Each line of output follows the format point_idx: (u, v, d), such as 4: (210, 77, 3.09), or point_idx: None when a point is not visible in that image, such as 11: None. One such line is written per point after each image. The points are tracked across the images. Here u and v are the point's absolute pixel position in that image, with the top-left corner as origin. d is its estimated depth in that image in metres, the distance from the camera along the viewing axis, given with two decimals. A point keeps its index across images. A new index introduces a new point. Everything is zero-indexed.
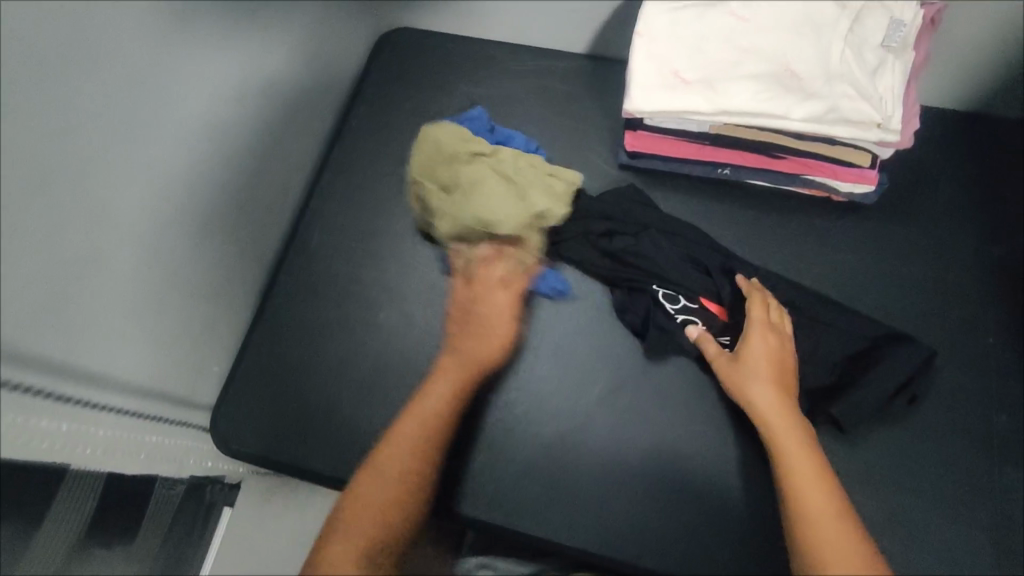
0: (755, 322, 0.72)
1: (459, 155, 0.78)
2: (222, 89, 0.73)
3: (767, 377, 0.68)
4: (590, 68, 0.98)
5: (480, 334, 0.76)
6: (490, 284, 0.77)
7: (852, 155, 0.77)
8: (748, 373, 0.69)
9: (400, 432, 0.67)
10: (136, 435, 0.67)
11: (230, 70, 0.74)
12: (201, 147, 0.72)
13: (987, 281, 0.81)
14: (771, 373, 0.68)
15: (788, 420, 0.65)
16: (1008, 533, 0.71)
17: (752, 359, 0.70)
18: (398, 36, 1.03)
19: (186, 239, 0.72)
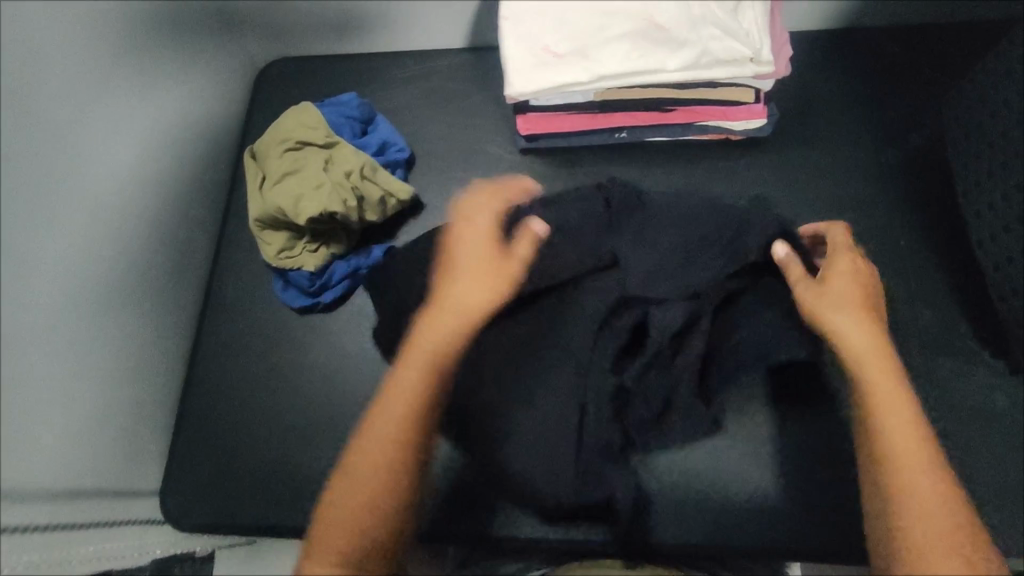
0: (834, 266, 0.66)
1: (293, 145, 0.83)
2: (93, 167, 0.70)
3: (857, 311, 0.61)
4: (473, 61, 0.97)
5: (457, 272, 0.72)
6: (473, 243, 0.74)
7: (737, 93, 0.78)
8: (845, 319, 0.61)
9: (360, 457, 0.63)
10: (74, 540, 0.63)
11: (98, 144, 0.70)
12: (88, 228, 0.68)
13: (889, 185, 0.83)
14: (859, 306, 0.62)
15: (890, 378, 0.58)
16: (954, 423, 0.72)
17: (841, 282, 0.64)
18: (274, 69, 1.00)
19: (87, 326, 0.68)
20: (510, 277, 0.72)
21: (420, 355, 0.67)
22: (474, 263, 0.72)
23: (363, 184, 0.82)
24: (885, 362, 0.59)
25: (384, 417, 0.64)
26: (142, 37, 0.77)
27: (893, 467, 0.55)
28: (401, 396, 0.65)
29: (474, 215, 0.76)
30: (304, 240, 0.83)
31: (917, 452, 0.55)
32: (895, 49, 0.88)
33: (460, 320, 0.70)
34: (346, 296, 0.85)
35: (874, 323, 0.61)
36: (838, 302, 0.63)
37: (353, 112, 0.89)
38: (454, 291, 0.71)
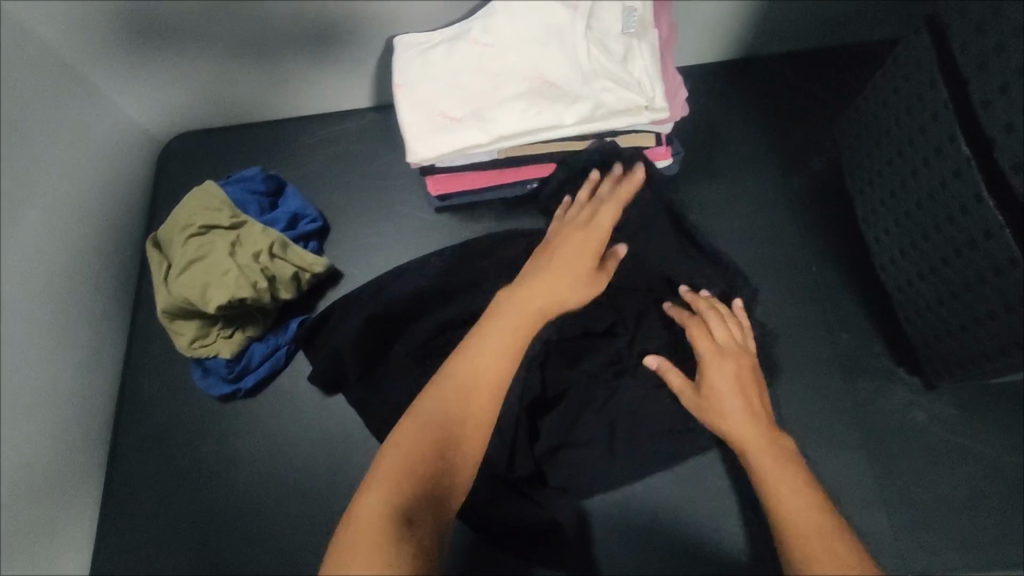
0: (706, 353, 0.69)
1: (196, 229, 0.81)
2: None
3: (739, 403, 0.65)
4: (382, 121, 0.96)
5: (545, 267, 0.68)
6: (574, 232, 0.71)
7: (639, 139, 0.78)
8: (732, 411, 0.65)
9: (433, 391, 0.57)
10: None
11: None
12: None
13: (797, 212, 0.85)
14: (741, 398, 0.65)
15: (779, 462, 0.61)
16: (879, 445, 0.74)
17: (718, 381, 0.67)
18: (178, 144, 0.97)
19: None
20: (596, 282, 0.69)
21: (508, 330, 0.62)
22: (561, 259, 0.69)
23: (274, 264, 0.80)
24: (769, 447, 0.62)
25: (472, 375, 0.58)
26: (25, 133, 0.72)
27: (801, 548, 0.54)
28: (507, 334, 0.62)
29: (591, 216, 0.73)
30: (218, 327, 0.80)
31: (812, 522, 0.55)
32: (790, 79, 0.91)
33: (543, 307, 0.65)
34: (268, 378, 0.83)
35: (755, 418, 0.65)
36: (718, 403, 0.66)
37: (261, 187, 0.87)
38: (544, 280, 0.67)
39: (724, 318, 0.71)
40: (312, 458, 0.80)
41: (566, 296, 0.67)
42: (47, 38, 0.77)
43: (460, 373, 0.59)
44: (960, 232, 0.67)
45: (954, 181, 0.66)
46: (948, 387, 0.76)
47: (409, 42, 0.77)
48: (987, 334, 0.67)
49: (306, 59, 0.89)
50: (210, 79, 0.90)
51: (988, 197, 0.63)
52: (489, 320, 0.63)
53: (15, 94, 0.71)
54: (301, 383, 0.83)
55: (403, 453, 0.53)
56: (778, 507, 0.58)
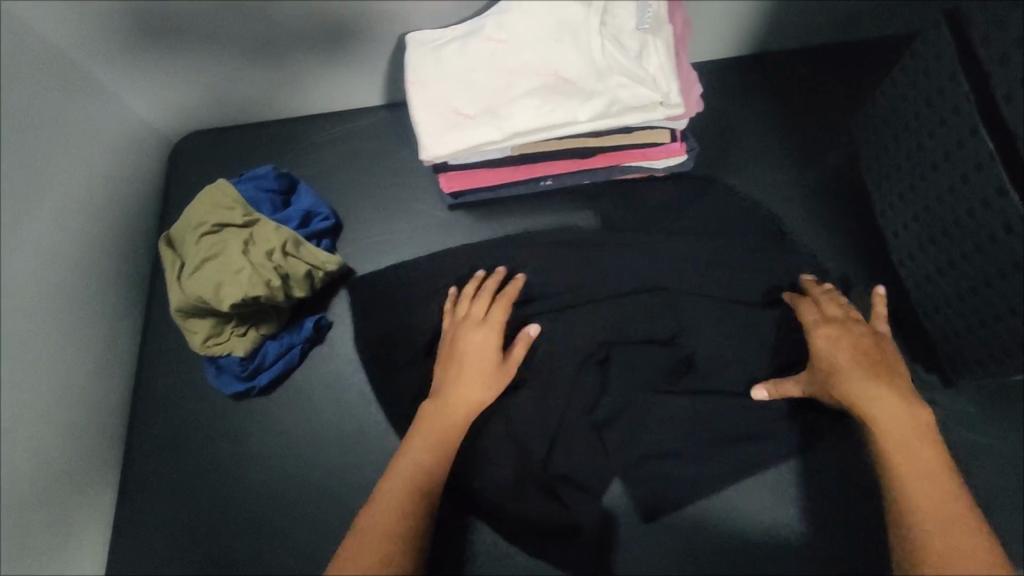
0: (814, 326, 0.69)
1: (209, 228, 0.81)
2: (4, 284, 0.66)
3: (863, 371, 0.62)
4: (394, 119, 0.96)
5: (450, 369, 0.71)
6: (467, 326, 0.73)
7: (653, 136, 0.78)
8: (853, 376, 0.63)
9: (377, 505, 0.60)
10: None
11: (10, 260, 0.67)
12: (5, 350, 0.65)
13: (814, 208, 0.84)
14: (859, 364, 0.63)
15: (908, 429, 0.58)
16: None
17: (831, 352, 0.66)
18: (191, 143, 0.97)
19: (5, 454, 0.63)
20: (503, 371, 0.71)
21: (433, 435, 0.66)
22: (468, 357, 0.71)
23: (287, 263, 0.79)
24: (900, 412, 0.59)
25: (413, 479, 0.62)
26: (35, 133, 0.72)
27: (919, 535, 0.51)
28: (429, 439, 0.65)
29: (473, 316, 0.73)
30: (232, 324, 0.79)
31: (935, 502, 0.52)
32: (805, 74, 0.90)
33: (459, 408, 0.68)
34: (283, 376, 0.83)
35: (877, 380, 0.61)
36: (834, 372, 0.64)
37: (273, 185, 0.87)
38: (456, 381, 0.69)
39: (836, 295, 0.71)
40: (327, 457, 0.80)
41: (478, 393, 0.69)
42: (59, 38, 0.77)
43: (399, 481, 0.62)
44: (979, 228, 0.66)
45: (976, 175, 0.66)
46: (968, 384, 0.75)
47: (421, 39, 0.76)
48: (1008, 331, 0.67)
49: (318, 57, 0.89)
50: (221, 78, 0.90)
51: (1011, 188, 0.62)
52: (418, 429, 0.67)
53: (28, 94, 0.71)
54: (316, 382, 0.83)
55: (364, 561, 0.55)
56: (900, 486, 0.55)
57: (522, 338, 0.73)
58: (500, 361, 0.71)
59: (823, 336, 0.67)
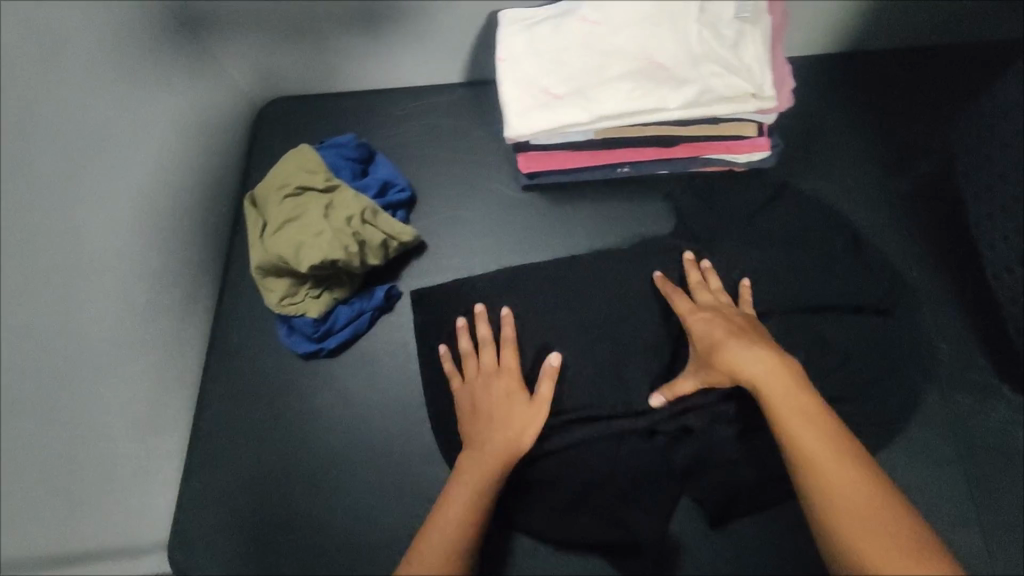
0: (687, 310, 0.73)
1: (293, 191, 0.83)
2: (95, 223, 0.70)
3: (739, 341, 0.66)
4: (473, 98, 0.96)
5: (479, 418, 0.73)
6: (484, 377, 0.75)
7: (739, 128, 0.77)
8: (735, 348, 0.66)
9: (416, 568, 0.61)
10: None
11: (101, 201, 0.70)
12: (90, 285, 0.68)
13: (900, 215, 0.82)
14: (732, 338, 0.67)
15: (793, 391, 0.62)
16: (974, 464, 0.71)
17: (707, 330, 0.69)
18: (275, 108, 1.00)
19: (80, 388, 0.67)
20: (533, 412, 0.73)
21: (468, 493, 0.67)
22: (494, 408, 0.73)
23: (365, 230, 0.81)
24: (776, 371, 0.63)
25: (450, 543, 0.64)
26: (138, 83, 0.76)
27: (817, 486, 0.56)
28: (463, 494, 0.67)
29: (487, 367, 0.76)
30: (307, 286, 0.82)
31: (828, 452, 0.57)
32: (899, 76, 0.87)
33: (492, 454, 0.70)
34: (349, 342, 0.85)
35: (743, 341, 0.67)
36: (712, 347, 0.68)
37: (354, 154, 0.89)
38: (483, 433, 0.72)
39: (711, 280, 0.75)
40: (388, 424, 0.81)
41: (510, 442, 0.71)
42: None
43: (431, 543, 0.63)
44: None
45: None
46: None
47: (513, 17, 0.76)
48: None
49: (406, 30, 0.90)
50: (311, 45, 0.92)
51: None
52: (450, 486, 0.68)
53: (134, 46, 0.75)
54: (381, 349, 0.84)
55: None
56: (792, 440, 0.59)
57: (546, 374, 0.74)
58: (523, 404, 0.73)
59: (699, 316, 0.71)
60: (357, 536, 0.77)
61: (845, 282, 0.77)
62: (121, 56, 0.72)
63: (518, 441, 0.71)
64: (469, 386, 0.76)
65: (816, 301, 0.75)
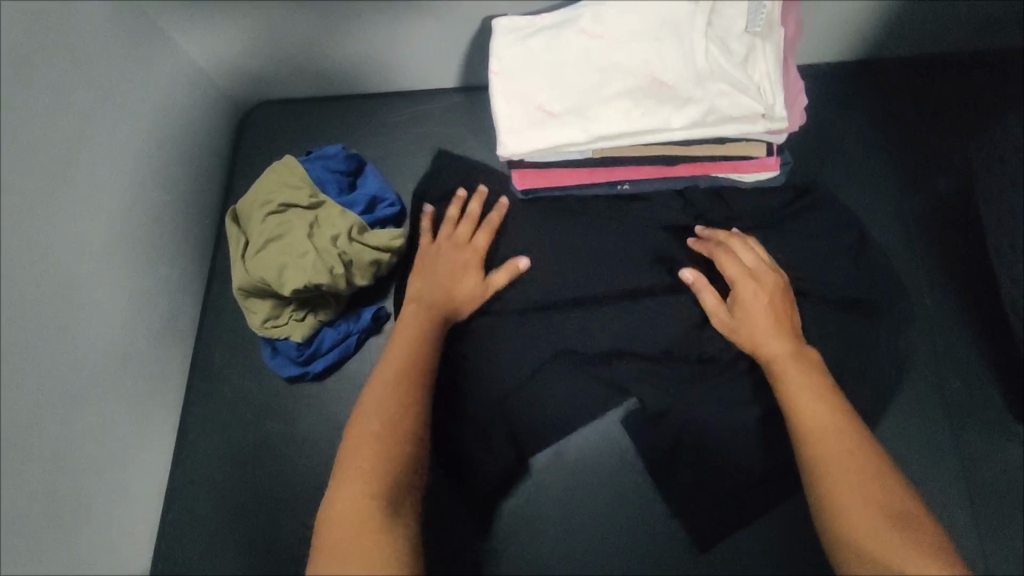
0: (736, 274, 0.70)
1: (276, 207, 0.79)
2: (70, 250, 0.66)
3: (770, 327, 0.67)
4: (467, 104, 0.92)
5: (434, 275, 0.75)
6: (454, 242, 0.77)
7: (747, 149, 0.72)
8: (768, 334, 0.67)
9: (371, 396, 0.64)
10: None
11: (76, 226, 0.67)
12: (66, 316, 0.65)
13: (914, 237, 0.77)
14: (770, 319, 0.67)
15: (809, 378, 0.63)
16: (982, 505, 0.68)
17: (747, 305, 0.69)
18: (260, 112, 0.96)
19: (58, 424, 0.64)
20: (485, 289, 0.75)
21: (417, 333, 0.69)
22: (453, 271, 0.75)
23: (351, 248, 0.77)
24: (798, 359, 0.65)
25: (404, 369, 0.66)
26: (109, 97, 0.71)
27: (819, 455, 0.58)
28: (412, 335, 0.69)
29: (464, 233, 0.77)
30: (291, 308, 0.78)
31: (834, 430, 0.59)
32: (918, 87, 0.82)
33: (438, 306, 0.73)
34: (336, 364, 0.82)
35: (779, 326, 0.67)
36: (747, 326, 0.68)
37: (341, 166, 0.85)
38: (438, 289, 0.74)
39: (751, 245, 0.72)
40: None
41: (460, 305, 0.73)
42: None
43: (386, 373, 0.66)
44: None
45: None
46: None
47: (508, 26, 0.71)
48: None
49: (395, 34, 0.85)
50: (295, 47, 0.87)
51: None
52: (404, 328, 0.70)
53: (102, 57, 0.70)
54: (369, 372, 0.82)
55: (363, 451, 0.59)
56: (803, 417, 0.61)
57: (506, 268, 0.76)
58: (480, 279, 0.75)
59: (747, 286, 0.69)
60: None
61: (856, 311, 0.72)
62: (87, 69, 0.68)
63: (460, 307, 0.74)
64: (435, 247, 0.77)
65: (826, 329, 0.71)
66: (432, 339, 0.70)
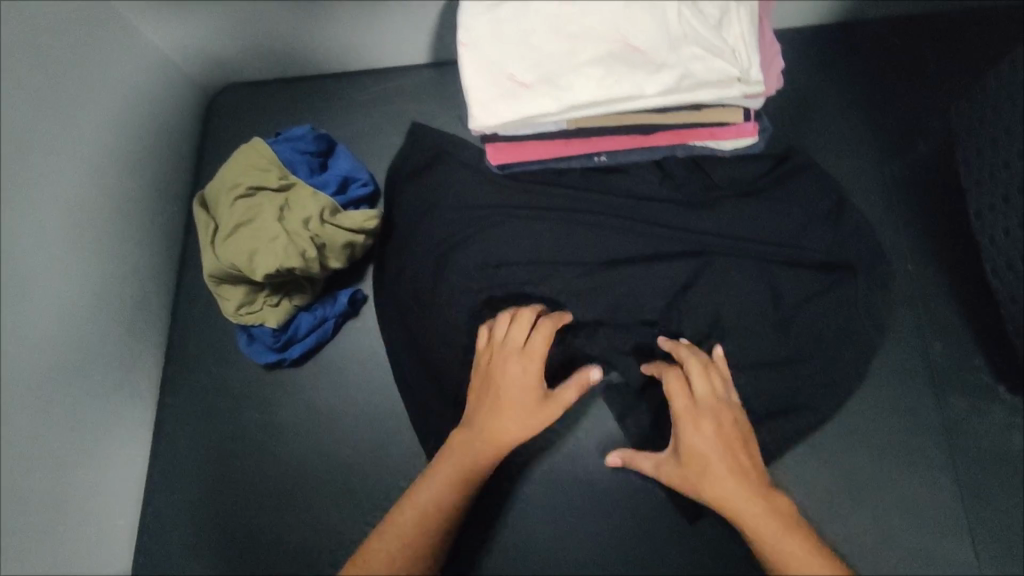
0: (680, 416, 0.62)
1: (243, 191, 0.77)
2: (35, 239, 0.64)
3: (721, 471, 0.59)
4: (438, 80, 0.90)
5: (498, 409, 0.64)
6: (507, 352, 0.66)
7: (723, 115, 0.70)
8: (715, 475, 0.59)
9: (387, 534, 0.60)
10: None
11: (41, 214, 0.65)
12: (38, 310, 0.64)
13: (895, 200, 0.76)
14: (724, 464, 0.59)
15: (774, 522, 0.56)
16: (965, 465, 0.68)
17: (692, 445, 0.60)
18: (226, 95, 0.93)
19: (29, 418, 0.63)
20: (551, 403, 0.65)
21: (450, 473, 0.63)
22: (507, 390, 0.64)
23: (324, 231, 0.75)
24: (762, 505, 0.57)
25: (434, 507, 0.62)
26: (66, 79, 0.69)
27: None
28: (444, 467, 0.63)
29: (528, 339, 0.66)
30: (264, 294, 0.77)
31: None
32: (894, 48, 0.81)
33: (486, 445, 0.63)
34: (313, 349, 0.80)
35: (736, 472, 0.59)
36: (699, 474, 0.60)
37: (311, 147, 0.83)
38: (489, 416, 0.64)
39: (705, 368, 0.64)
40: (358, 434, 0.78)
41: (519, 432, 0.63)
42: None
43: (405, 522, 0.61)
44: None
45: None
46: None
47: None
48: None
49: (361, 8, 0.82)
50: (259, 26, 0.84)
51: None
52: (434, 468, 0.64)
53: (55, 37, 0.67)
54: (349, 356, 0.80)
55: None
56: (782, 564, 0.54)
57: (543, 332, 0.66)
58: (540, 401, 0.65)
59: (694, 433, 0.61)
60: (328, 553, 0.74)
61: (837, 276, 0.72)
62: (42, 50, 0.65)
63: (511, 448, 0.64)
64: (494, 362, 0.66)
65: (802, 298, 0.72)
66: (473, 480, 0.63)
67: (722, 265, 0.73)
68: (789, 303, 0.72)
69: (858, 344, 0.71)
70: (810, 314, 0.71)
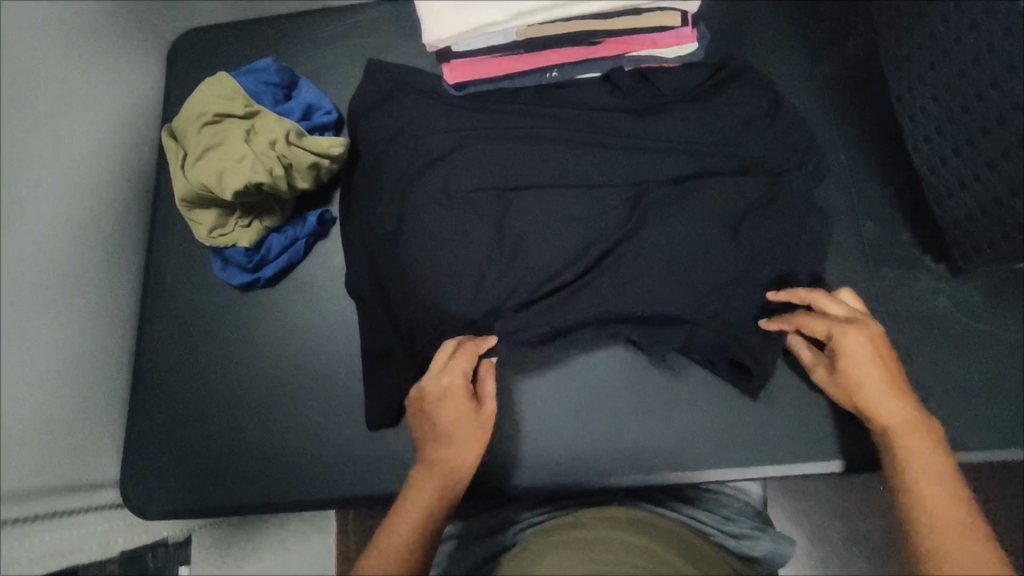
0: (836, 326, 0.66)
1: (211, 118, 0.79)
2: (24, 153, 0.67)
3: (882, 383, 0.63)
4: (393, 13, 0.93)
5: (447, 434, 0.65)
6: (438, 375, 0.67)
7: (661, 19, 0.77)
8: (878, 390, 0.62)
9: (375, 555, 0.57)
10: (58, 535, 0.63)
11: (26, 132, 0.67)
12: (35, 221, 0.66)
13: (826, 98, 0.82)
14: (881, 375, 0.63)
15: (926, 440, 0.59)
16: (902, 329, 0.74)
17: (851, 354, 0.64)
18: (187, 39, 0.95)
19: (36, 324, 0.65)
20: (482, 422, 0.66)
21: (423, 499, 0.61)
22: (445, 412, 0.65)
23: (290, 152, 0.79)
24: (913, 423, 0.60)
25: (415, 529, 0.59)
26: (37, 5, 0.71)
27: (921, 506, 0.55)
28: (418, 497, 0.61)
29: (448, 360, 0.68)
30: (236, 216, 0.80)
31: (948, 496, 0.55)
32: None
33: (445, 465, 0.63)
34: (286, 270, 0.84)
35: (891, 387, 0.63)
36: (853, 379, 0.64)
37: (273, 78, 0.86)
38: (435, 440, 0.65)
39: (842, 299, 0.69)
40: (334, 345, 0.82)
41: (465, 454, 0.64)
42: None
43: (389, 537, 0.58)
44: (988, 109, 0.64)
45: (988, 56, 0.63)
46: (976, 272, 0.75)
47: None
48: (1007, 209, 0.65)
49: None
50: None
51: None
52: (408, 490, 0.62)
53: None
54: (322, 274, 0.84)
55: None
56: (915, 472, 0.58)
57: (466, 352, 0.69)
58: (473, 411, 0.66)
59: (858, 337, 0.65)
60: (312, 456, 0.78)
61: (775, 167, 0.77)
62: None
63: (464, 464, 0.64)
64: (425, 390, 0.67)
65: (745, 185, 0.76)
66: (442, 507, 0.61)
67: (669, 162, 0.78)
68: (734, 192, 0.76)
69: (799, 227, 0.76)
70: (753, 202, 0.76)
